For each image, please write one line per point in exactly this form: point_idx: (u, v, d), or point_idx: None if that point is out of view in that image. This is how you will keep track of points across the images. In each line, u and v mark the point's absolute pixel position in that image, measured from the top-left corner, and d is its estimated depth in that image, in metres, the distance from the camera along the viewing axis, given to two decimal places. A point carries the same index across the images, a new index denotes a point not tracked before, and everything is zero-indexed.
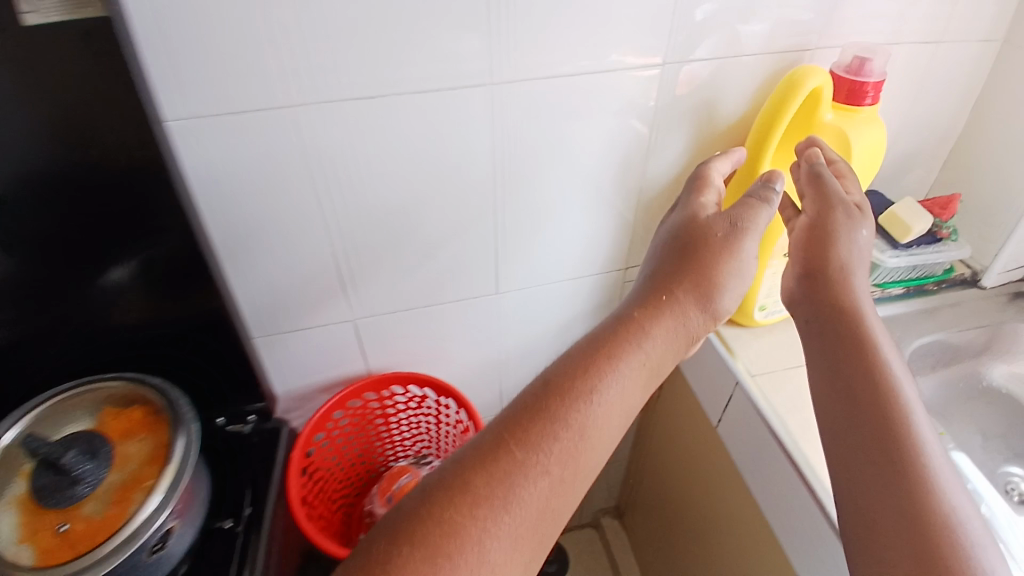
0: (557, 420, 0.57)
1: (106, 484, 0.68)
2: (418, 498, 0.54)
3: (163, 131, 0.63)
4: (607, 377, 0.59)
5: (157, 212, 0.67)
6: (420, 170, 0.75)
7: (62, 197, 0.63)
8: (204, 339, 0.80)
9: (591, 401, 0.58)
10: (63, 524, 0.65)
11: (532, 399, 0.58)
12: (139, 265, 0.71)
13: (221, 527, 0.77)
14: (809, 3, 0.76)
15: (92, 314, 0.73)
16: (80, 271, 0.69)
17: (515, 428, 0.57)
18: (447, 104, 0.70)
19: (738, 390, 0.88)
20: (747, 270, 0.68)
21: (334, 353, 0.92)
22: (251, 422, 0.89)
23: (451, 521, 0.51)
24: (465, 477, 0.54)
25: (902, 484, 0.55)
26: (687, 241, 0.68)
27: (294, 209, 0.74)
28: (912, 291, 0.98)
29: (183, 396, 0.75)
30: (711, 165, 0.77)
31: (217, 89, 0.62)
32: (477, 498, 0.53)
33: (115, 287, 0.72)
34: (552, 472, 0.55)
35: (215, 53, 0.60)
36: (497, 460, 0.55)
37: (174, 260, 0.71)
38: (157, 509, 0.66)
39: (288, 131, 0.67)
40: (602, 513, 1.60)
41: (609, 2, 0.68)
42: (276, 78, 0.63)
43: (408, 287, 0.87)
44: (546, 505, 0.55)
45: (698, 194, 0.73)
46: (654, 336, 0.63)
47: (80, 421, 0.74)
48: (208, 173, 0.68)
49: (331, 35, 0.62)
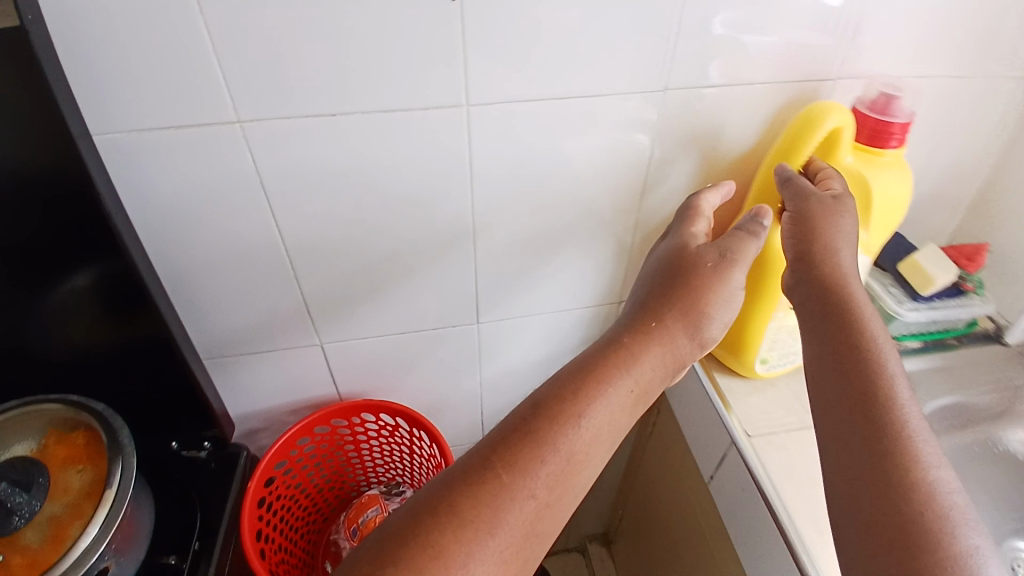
0: (547, 442, 0.50)
1: (41, 516, 0.63)
2: (390, 531, 0.46)
3: (90, 146, 0.59)
4: (596, 401, 0.53)
5: (92, 226, 0.63)
6: (392, 195, 0.70)
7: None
8: (152, 358, 0.77)
9: (579, 423, 0.52)
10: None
11: (521, 419, 0.52)
12: (83, 280, 0.68)
13: (166, 563, 0.73)
14: (826, 30, 0.68)
15: (28, 327, 0.70)
16: (19, 283, 0.67)
17: (503, 447, 0.50)
18: (411, 127, 0.64)
19: (733, 450, 0.81)
20: (737, 302, 0.62)
21: (302, 376, 0.89)
22: (206, 449, 0.85)
23: (435, 547, 0.45)
24: (450, 499, 0.47)
25: (893, 475, 0.51)
26: (686, 262, 0.62)
27: (246, 229, 0.69)
28: (930, 344, 0.92)
29: (125, 425, 0.70)
30: (702, 197, 0.70)
31: (148, 103, 0.58)
32: (457, 528, 0.46)
33: (58, 301, 0.69)
34: (538, 496, 0.49)
35: (145, 67, 0.55)
36: (480, 487, 0.48)
37: (116, 277, 0.68)
38: (94, 542, 0.61)
39: (231, 150, 0.62)
40: (590, 539, 1.54)
41: (594, 23, 0.61)
42: (214, 94, 0.58)
43: (377, 312, 0.83)
44: (530, 531, 0.49)
45: (688, 222, 0.67)
46: (644, 362, 0.57)
47: (18, 445, 0.69)
48: (147, 190, 0.64)
49: (273, 50, 0.56)
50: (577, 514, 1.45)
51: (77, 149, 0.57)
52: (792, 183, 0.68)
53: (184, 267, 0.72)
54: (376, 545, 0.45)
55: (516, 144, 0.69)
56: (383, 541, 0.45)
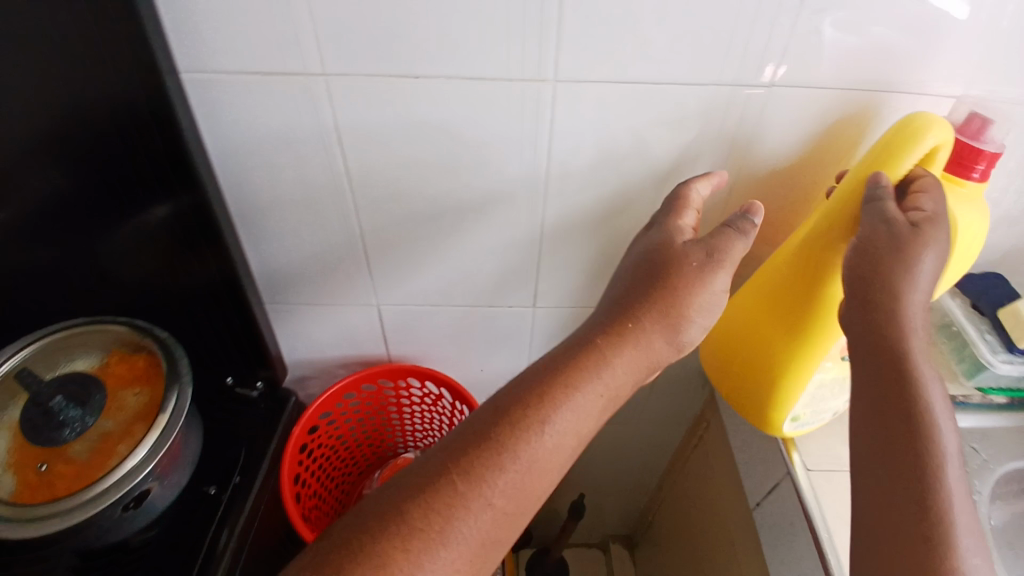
0: (505, 449, 0.52)
1: (94, 429, 0.68)
2: (338, 542, 0.48)
3: (176, 82, 0.60)
4: (562, 406, 0.54)
5: (169, 161, 0.65)
6: (463, 167, 0.69)
7: (81, 132, 0.63)
8: (217, 295, 0.80)
9: (542, 430, 0.53)
10: (44, 464, 0.65)
11: (480, 427, 0.53)
12: (161, 212, 0.71)
13: (206, 492, 0.76)
14: (959, 49, 0.61)
15: (107, 248, 0.74)
16: (103, 207, 0.70)
17: (460, 456, 0.52)
18: (491, 100, 0.63)
19: (787, 481, 0.77)
20: (721, 304, 0.61)
21: (356, 332, 0.91)
22: (259, 389, 0.89)
23: (383, 557, 0.46)
24: (400, 508, 0.49)
25: (911, 495, 0.55)
26: (668, 265, 0.59)
27: (317, 183, 0.70)
28: (1018, 403, 0.85)
29: (185, 355, 0.74)
30: (692, 185, 0.65)
31: (238, 48, 0.58)
32: (406, 540, 0.47)
33: (135, 229, 0.72)
34: (493, 508, 0.50)
35: (238, 10, 0.56)
36: (430, 502, 0.49)
37: (191, 215, 0.71)
38: (140, 462, 0.64)
39: (310, 102, 0.63)
40: (613, 538, 1.52)
41: (698, 15, 0.57)
42: (300, 45, 0.58)
43: (433, 281, 0.83)
44: (486, 542, 0.50)
45: (675, 213, 0.64)
46: (615, 367, 0.57)
47: (81, 360, 0.74)
48: (227, 131, 0.65)
49: (363, 8, 0.56)
50: (604, 510, 1.43)
51: (162, 83, 0.58)
52: (874, 204, 0.59)
53: (251, 211, 0.74)
54: (321, 557, 0.47)
55: (593, 133, 0.66)
56: (330, 549, 0.47)
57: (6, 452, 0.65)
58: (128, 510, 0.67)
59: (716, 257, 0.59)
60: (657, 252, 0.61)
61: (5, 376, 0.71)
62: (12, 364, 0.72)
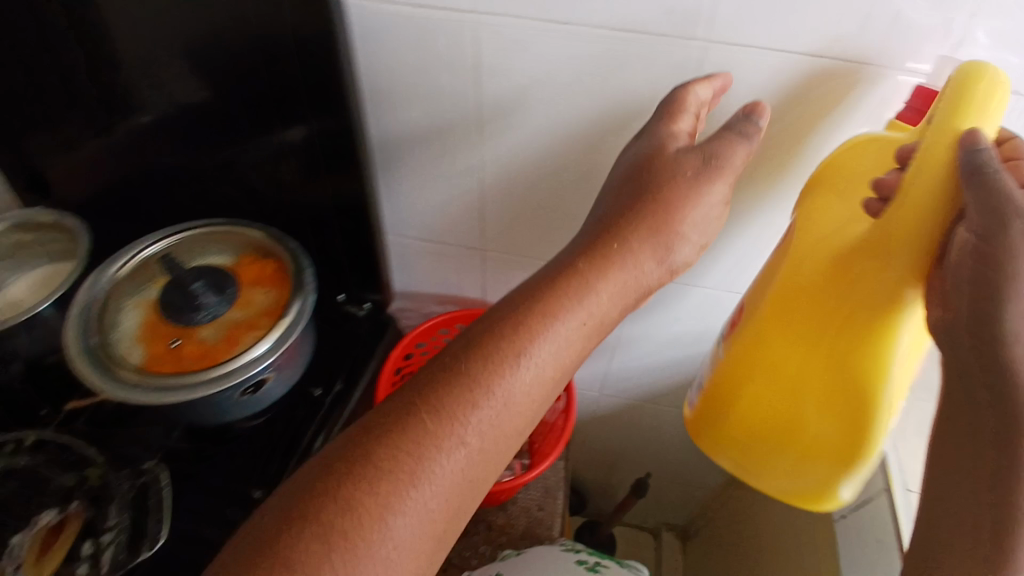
0: (478, 384, 0.52)
1: (225, 318, 0.75)
2: (304, 485, 0.48)
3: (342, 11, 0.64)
4: (539, 338, 0.54)
5: (320, 88, 0.69)
6: (594, 126, 0.69)
7: (248, 51, 0.68)
8: (340, 219, 0.85)
9: (519, 363, 0.53)
10: (176, 340, 0.72)
11: (451, 364, 0.53)
12: (303, 134, 0.76)
13: (312, 393, 0.82)
14: None
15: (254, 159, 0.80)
16: (257, 122, 0.76)
17: (431, 395, 0.52)
18: (638, 60, 0.62)
19: (883, 496, 0.78)
20: (711, 216, 0.60)
21: (459, 273, 0.96)
22: (365, 309, 0.95)
23: (352, 498, 0.47)
24: (370, 450, 0.49)
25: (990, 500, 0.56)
26: (654, 160, 0.58)
27: (451, 124, 0.73)
28: None
29: (312, 267, 0.79)
30: (692, 88, 0.59)
31: None
32: (377, 481, 0.47)
33: (280, 146, 0.78)
34: (467, 451, 0.51)
35: None
36: (399, 447, 0.49)
37: (330, 141, 0.75)
38: (262, 355, 0.70)
39: (460, 42, 0.64)
40: (665, 526, 1.51)
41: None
42: None
43: (542, 235, 0.85)
44: (459, 485, 0.51)
45: (670, 117, 0.59)
46: (613, 272, 0.57)
47: (217, 255, 0.81)
48: (379, 63, 0.69)
49: None
50: (663, 497, 1.42)
51: (329, 12, 0.62)
52: (982, 178, 0.50)
53: (385, 142, 0.78)
54: (286, 500, 0.47)
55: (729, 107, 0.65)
56: (299, 491, 0.47)
57: (142, 325, 0.74)
58: (246, 394, 0.74)
59: (715, 162, 0.57)
60: (660, 159, 0.58)
61: (151, 259, 0.79)
62: (161, 248, 0.80)
